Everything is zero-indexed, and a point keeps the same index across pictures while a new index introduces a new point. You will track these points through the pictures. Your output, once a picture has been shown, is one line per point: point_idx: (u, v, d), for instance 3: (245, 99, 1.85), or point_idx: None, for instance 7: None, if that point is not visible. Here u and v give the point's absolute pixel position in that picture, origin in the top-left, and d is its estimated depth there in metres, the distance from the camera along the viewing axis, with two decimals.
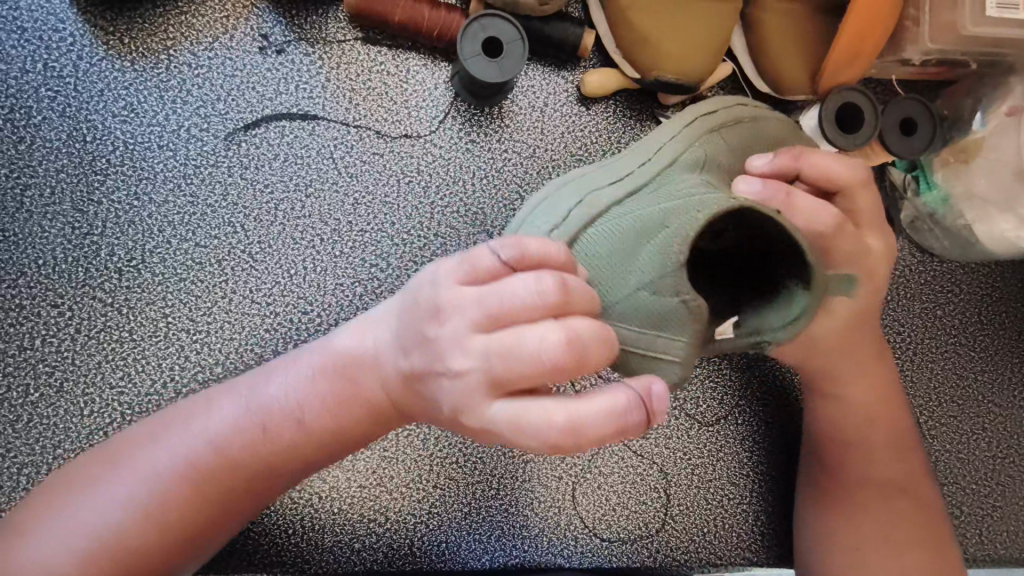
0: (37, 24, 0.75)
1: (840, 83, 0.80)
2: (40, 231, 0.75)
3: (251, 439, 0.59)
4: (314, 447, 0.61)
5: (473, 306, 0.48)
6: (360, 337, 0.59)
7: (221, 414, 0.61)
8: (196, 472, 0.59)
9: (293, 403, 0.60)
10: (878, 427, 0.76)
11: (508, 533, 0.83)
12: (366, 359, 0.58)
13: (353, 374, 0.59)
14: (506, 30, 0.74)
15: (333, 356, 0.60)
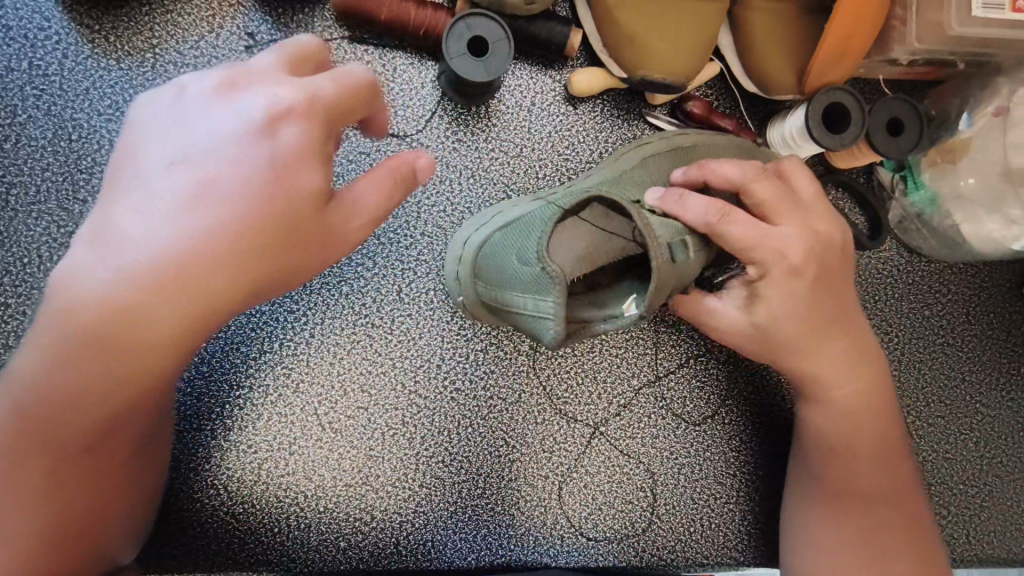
0: (22, 22, 0.75)
1: (826, 83, 0.80)
2: (25, 230, 0.75)
3: (108, 345, 0.54)
4: (182, 296, 0.54)
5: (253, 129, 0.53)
6: (189, 167, 0.53)
7: (35, 358, 0.55)
8: (37, 422, 0.56)
9: (140, 260, 0.53)
10: (865, 427, 0.75)
11: (493, 532, 0.83)
12: (196, 184, 0.53)
13: (198, 221, 0.53)
14: (492, 30, 0.73)
15: (199, 208, 0.53)
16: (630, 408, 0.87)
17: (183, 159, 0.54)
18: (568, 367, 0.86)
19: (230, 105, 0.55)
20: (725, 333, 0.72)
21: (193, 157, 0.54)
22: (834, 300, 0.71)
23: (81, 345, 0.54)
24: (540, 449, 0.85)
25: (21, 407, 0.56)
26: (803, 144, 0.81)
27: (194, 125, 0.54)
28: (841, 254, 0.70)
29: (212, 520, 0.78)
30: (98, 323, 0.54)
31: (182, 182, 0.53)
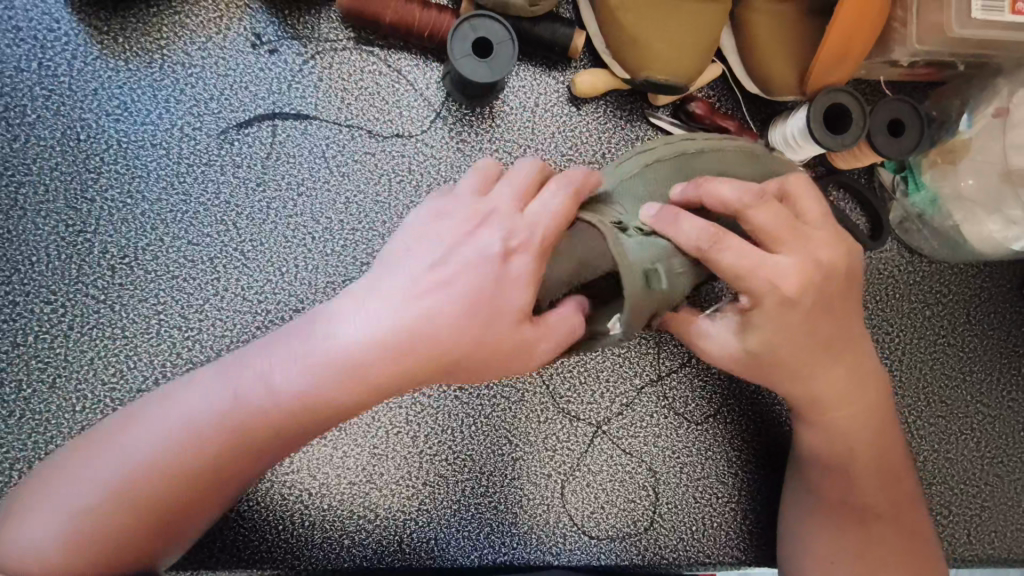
0: (33, 23, 0.76)
1: (826, 84, 0.81)
2: (34, 229, 0.76)
3: (213, 462, 0.54)
4: (313, 421, 0.55)
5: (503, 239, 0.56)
6: (417, 296, 0.54)
7: (142, 452, 0.53)
8: (142, 497, 0.52)
9: (284, 390, 0.53)
10: (863, 446, 0.75)
11: (497, 530, 0.83)
12: (372, 329, 0.53)
13: (413, 336, 0.53)
14: (497, 32, 0.74)
15: (324, 356, 0.53)
16: (633, 406, 0.87)
17: (381, 302, 0.54)
18: (571, 366, 0.86)
19: (450, 238, 0.57)
20: (721, 357, 0.72)
21: (398, 301, 0.54)
22: (832, 323, 0.69)
23: (172, 468, 0.53)
24: (543, 447, 0.85)
25: (77, 529, 0.51)
26: (804, 145, 0.82)
27: (435, 247, 0.56)
28: (847, 281, 0.68)
29: (217, 517, 0.79)
30: (209, 439, 0.53)
31: (391, 314, 0.53)
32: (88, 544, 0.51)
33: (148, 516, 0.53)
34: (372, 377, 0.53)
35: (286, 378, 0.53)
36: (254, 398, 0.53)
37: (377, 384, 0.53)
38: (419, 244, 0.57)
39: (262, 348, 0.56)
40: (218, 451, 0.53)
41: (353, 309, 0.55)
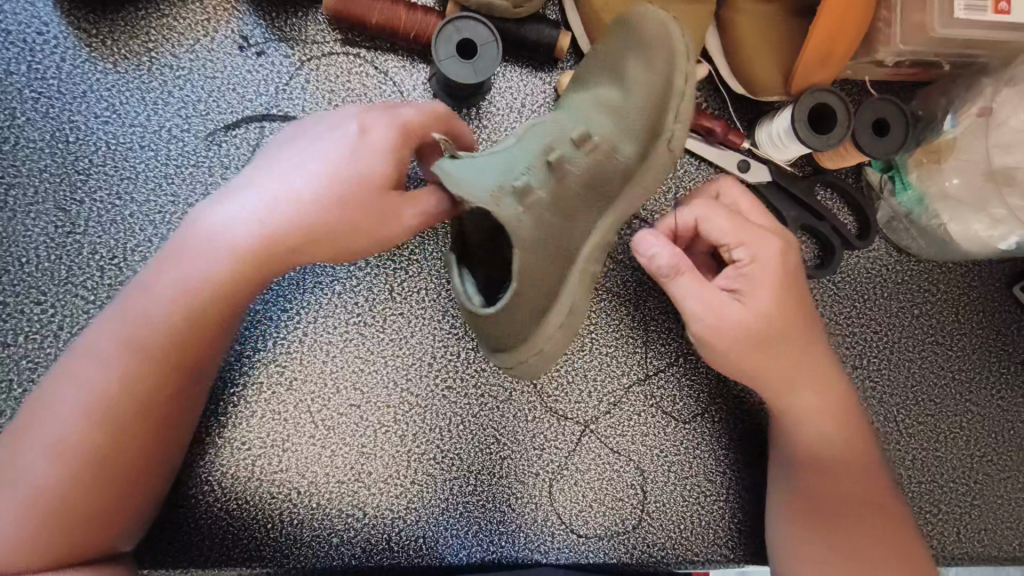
0: (21, 27, 0.77)
1: (811, 83, 0.81)
2: (24, 230, 0.76)
3: (169, 339, 0.64)
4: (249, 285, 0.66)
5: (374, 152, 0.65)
6: (298, 188, 0.64)
7: (72, 407, 0.62)
8: (88, 453, 0.61)
9: (209, 271, 0.64)
10: (843, 446, 0.77)
11: (485, 528, 0.84)
12: (253, 208, 0.64)
13: (317, 214, 0.64)
14: (482, 34, 0.75)
15: (225, 250, 0.64)
16: (621, 405, 0.87)
17: (270, 204, 0.64)
18: (559, 365, 0.87)
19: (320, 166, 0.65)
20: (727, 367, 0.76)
21: (284, 194, 0.65)
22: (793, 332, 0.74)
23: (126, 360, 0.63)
24: (531, 446, 0.85)
25: (34, 517, 0.59)
26: (790, 145, 0.82)
27: (279, 196, 0.64)
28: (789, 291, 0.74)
29: (207, 515, 0.79)
30: (162, 325, 0.64)
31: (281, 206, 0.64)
32: (70, 494, 0.60)
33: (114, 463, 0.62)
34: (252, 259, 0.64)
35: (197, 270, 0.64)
36: (197, 275, 0.64)
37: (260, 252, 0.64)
38: (295, 170, 0.65)
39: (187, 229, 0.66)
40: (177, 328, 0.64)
41: (257, 202, 0.65)
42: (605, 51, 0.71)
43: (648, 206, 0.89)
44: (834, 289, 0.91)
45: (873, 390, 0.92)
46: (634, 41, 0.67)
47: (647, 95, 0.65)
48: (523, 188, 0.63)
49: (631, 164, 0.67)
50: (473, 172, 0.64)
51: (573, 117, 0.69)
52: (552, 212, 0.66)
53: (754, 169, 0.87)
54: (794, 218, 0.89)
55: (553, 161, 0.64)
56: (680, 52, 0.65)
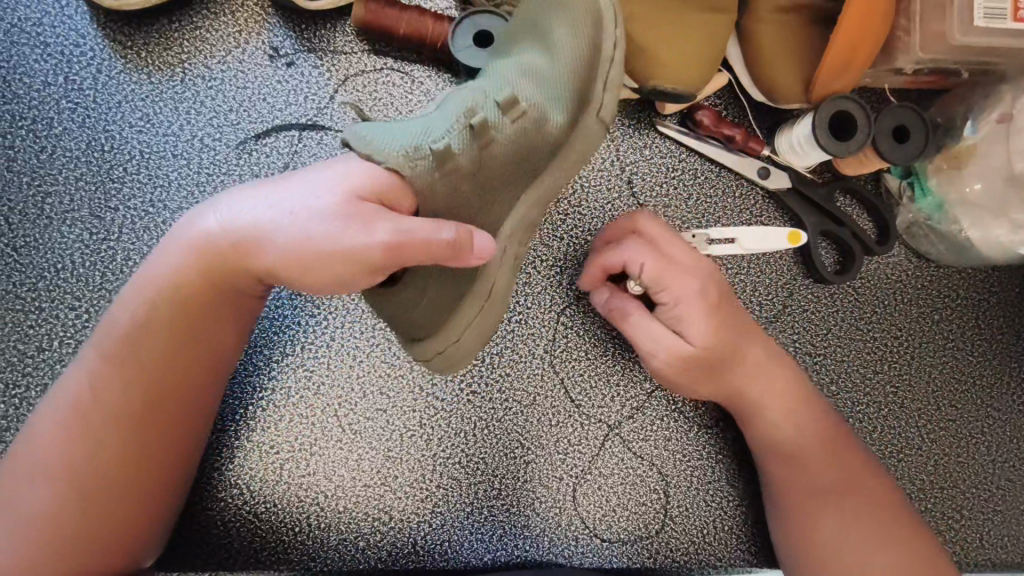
0: (60, 39, 0.79)
1: (833, 91, 0.82)
2: (60, 237, 0.78)
3: (107, 401, 0.63)
4: (188, 335, 0.65)
5: (341, 217, 0.57)
6: (242, 211, 0.61)
7: (50, 446, 0.62)
8: (77, 488, 0.62)
9: (135, 299, 0.64)
10: (813, 443, 0.79)
11: (510, 532, 0.84)
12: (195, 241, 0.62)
13: (244, 237, 0.60)
14: (502, 30, 0.77)
15: (150, 282, 0.64)
16: (644, 410, 0.88)
17: (208, 217, 0.63)
18: (582, 369, 0.87)
19: (277, 192, 0.60)
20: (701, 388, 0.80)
21: (235, 206, 0.61)
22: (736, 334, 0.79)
23: (84, 418, 0.63)
24: (555, 450, 0.86)
25: (33, 542, 0.60)
26: (811, 151, 0.83)
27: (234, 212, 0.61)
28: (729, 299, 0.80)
29: (235, 519, 0.80)
30: (96, 373, 0.64)
31: (218, 216, 0.62)
32: (65, 490, 0.62)
33: (99, 476, 0.62)
34: (193, 289, 0.63)
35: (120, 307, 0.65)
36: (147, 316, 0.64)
37: (200, 297, 0.64)
38: (242, 192, 0.62)
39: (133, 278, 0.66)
40: (116, 388, 0.64)
41: (199, 221, 0.63)
42: (528, 20, 0.73)
43: (670, 212, 0.90)
44: (855, 294, 0.92)
45: (894, 395, 0.92)
46: (559, 4, 0.72)
47: (577, 60, 0.70)
48: (441, 152, 0.60)
49: (561, 129, 0.70)
50: (385, 135, 0.61)
51: (494, 82, 0.68)
52: (467, 180, 0.64)
53: (774, 175, 0.88)
54: (815, 223, 0.89)
55: (478, 124, 0.63)
56: (607, 13, 0.72)
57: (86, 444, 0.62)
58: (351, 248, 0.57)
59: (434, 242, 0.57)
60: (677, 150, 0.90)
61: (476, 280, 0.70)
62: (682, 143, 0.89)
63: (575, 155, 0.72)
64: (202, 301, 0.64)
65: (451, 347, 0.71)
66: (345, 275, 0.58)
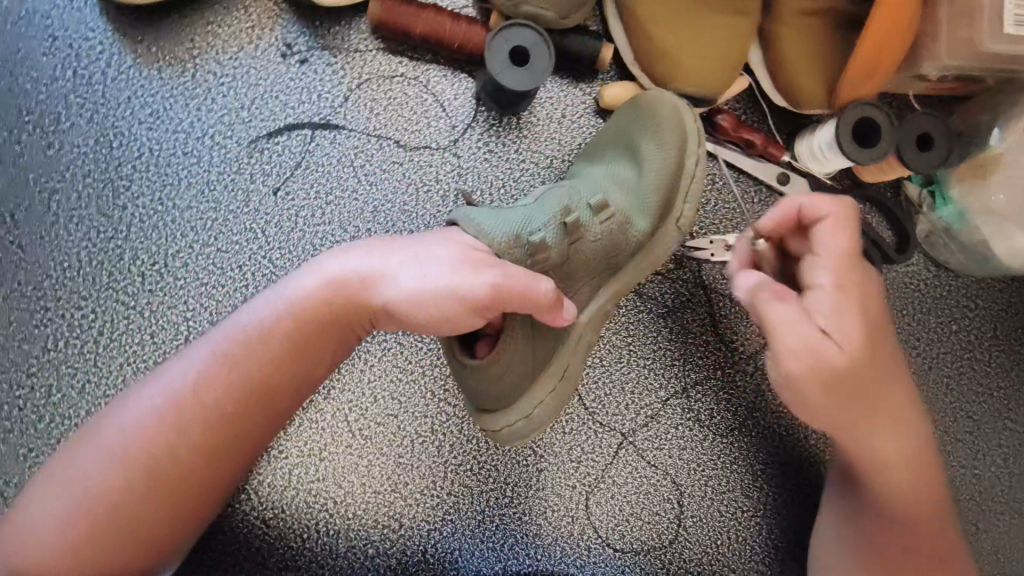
0: (69, 32, 0.77)
1: (857, 97, 0.81)
2: (66, 235, 0.76)
3: (204, 408, 0.57)
4: (302, 357, 0.60)
5: (463, 264, 0.58)
6: (377, 254, 0.61)
7: (121, 429, 0.56)
8: (136, 478, 0.55)
9: (269, 310, 0.60)
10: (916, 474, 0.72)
11: (521, 541, 0.83)
12: (318, 269, 0.62)
13: (370, 283, 0.60)
14: (529, 38, 0.75)
15: (290, 296, 0.60)
16: (658, 418, 0.86)
17: (347, 254, 0.62)
18: (596, 377, 0.86)
19: (420, 244, 0.60)
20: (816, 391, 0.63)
21: (363, 252, 0.62)
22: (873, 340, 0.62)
23: (162, 422, 0.56)
24: (568, 458, 0.85)
25: (77, 523, 0.53)
26: (832, 157, 0.82)
27: (374, 253, 0.61)
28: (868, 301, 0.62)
29: (242, 524, 0.79)
30: (211, 373, 0.58)
31: (359, 257, 0.61)
32: (125, 480, 0.54)
33: (159, 487, 0.56)
34: (305, 307, 0.60)
35: (253, 312, 0.60)
36: (266, 322, 0.59)
37: (326, 319, 0.60)
38: (379, 241, 0.63)
39: (266, 291, 0.62)
40: (218, 384, 0.58)
41: (336, 256, 0.62)
42: (625, 131, 0.75)
43: None
44: None
45: None
46: (650, 123, 0.72)
47: (665, 178, 0.71)
48: (537, 244, 0.63)
49: (643, 237, 0.71)
50: (489, 215, 0.63)
51: (588, 185, 0.71)
52: (558, 268, 0.67)
53: (793, 180, 0.87)
54: None
55: (573, 224, 0.65)
56: (692, 132, 0.72)
57: (146, 444, 0.55)
58: (459, 294, 0.57)
59: (533, 292, 0.58)
60: None
61: (550, 362, 0.70)
62: None
63: (645, 262, 0.73)
64: (324, 319, 0.60)
65: (550, 398, 0.70)
66: (454, 318, 0.58)
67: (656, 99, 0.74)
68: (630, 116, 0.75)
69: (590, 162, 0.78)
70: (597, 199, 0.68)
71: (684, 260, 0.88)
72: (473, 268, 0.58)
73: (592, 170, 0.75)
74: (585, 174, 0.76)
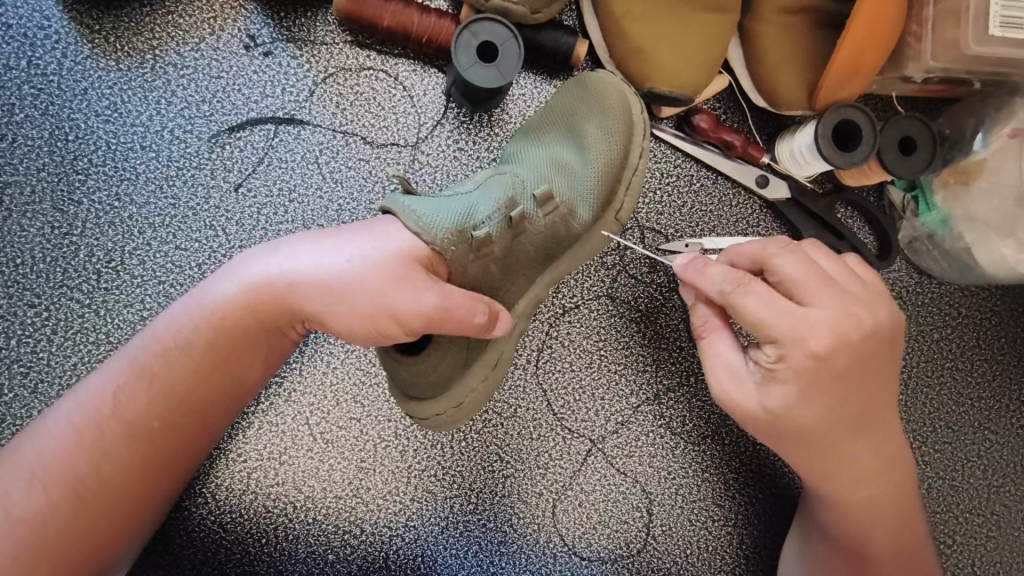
0: (23, 21, 0.74)
1: (837, 99, 0.78)
2: (19, 230, 0.74)
3: (129, 423, 0.58)
4: (230, 366, 0.61)
5: (401, 273, 0.56)
6: (302, 257, 0.59)
7: (47, 450, 0.56)
8: (69, 498, 0.56)
9: (187, 320, 0.60)
10: (879, 498, 0.71)
11: (485, 548, 0.81)
12: (238, 274, 0.60)
13: (298, 290, 0.58)
14: (498, 33, 0.72)
15: (207, 305, 0.60)
16: (629, 425, 0.85)
17: (268, 259, 0.60)
18: (566, 382, 0.84)
19: (348, 246, 0.59)
20: (762, 424, 0.65)
21: (287, 255, 0.60)
22: (820, 387, 0.61)
23: (84, 437, 0.57)
24: (535, 465, 0.83)
25: (12, 545, 0.54)
26: (811, 161, 0.79)
27: (292, 254, 0.60)
28: (836, 353, 0.60)
29: (199, 528, 0.77)
30: (132, 388, 0.58)
31: (280, 261, 0.60)
32: (57, 502, 0.55)
33: (87, 502, 0.56)
34: (225, 318, 0.59)
35: (172, 322, 0.60)
36: (186, 335, 0.59)
37: (250, 329, 0.60)
38: (300, 239, 0.61)
39: (182, 300, 0.61)
40: (143, 399, 0.58)
41: (255, 260, 0.61)
42: (567, 114, 0.76)
43: (662, 220, 0.86)
44: None
45: None
46: (599, 109, 0.74)
47: (609, 166, 0.73)
48: (482, 239, 0.61)
49: (584, 226, 0.72)
50: (430, 209, 0.60)
51: (533, 175, 0.70)
52: (497, 260, 0.65)
53: (772, 184, 0.84)
54: (813, 235, 0.85)
55: (518, 218, 0.64)
56: (638, 127, 0.75)
57: (75, 461, 0.56)
58: (400, 309, 0.56)
59: (475, 306, 0.59)
60: (672, 155, 0.86)
61: (483, 351, 0.68)
62: (676, 146, 0.85)
63: (582, 251, 0.74)
64: (248, 331, 0.60)
65: (482, 385, 0.69)
66: (392, 330, 0.57)
67: (608, 90, 0.75)
68: (578, 103, 0.76)
69: (528, 141, 0.76)
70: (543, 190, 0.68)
71: (659, 263, 0.86)
72: (401, 277, 0.56)
73: (536, 155, 0.73)
74: (526, 156, 0.73)
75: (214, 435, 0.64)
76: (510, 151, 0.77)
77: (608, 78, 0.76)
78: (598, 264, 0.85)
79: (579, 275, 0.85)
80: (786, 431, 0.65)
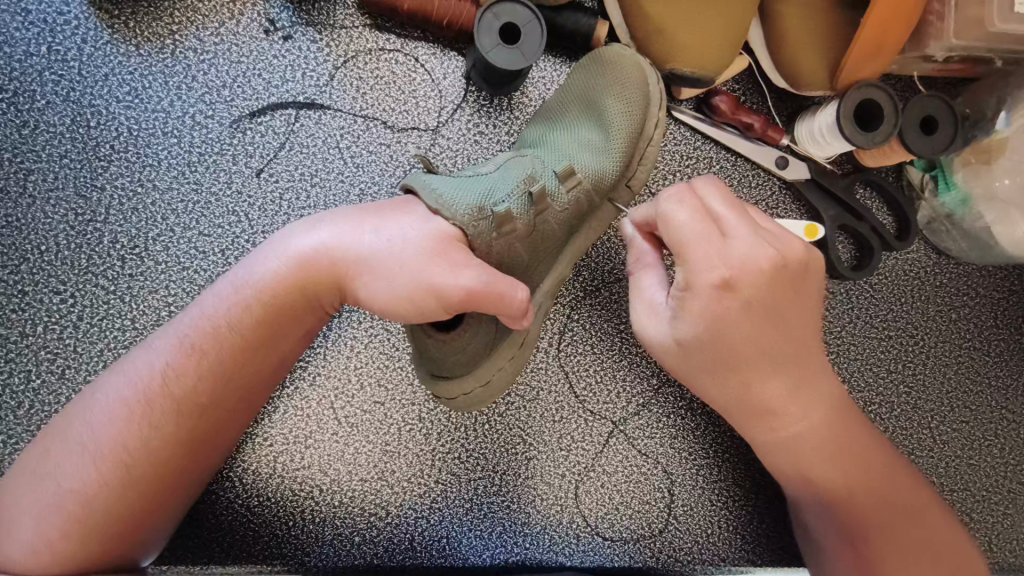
0: (41, 6, 0.74)
1: (860, 79, 0.78)
2: (44, 217, 0.74)
3: (177, 400, 0.58)
4: (273, 344, 0.61)
5: (438, 254, 0.56)
6: (346, 235, 0.59)
7: (99, 426, 0.57)
8: (118, 473, 0.56)
9: (232, 298, 0.60)
10: (833, 440, 0.68)
11: (509, 530, 0.82)
12: (279, 250, 0.60)
13: (341, 268, 0.58)
14: (521, 14, 0.71)
15: (252, 282, 0.59)
16: (650, 406, 0.85)
17: (311, 233, 0.60)
18: (588, 364, 0.84)
19: (390, 224, 0.58)
20: (687, 366, 0.64)
21: (332, 229, 0.59)
22: (732, 316, 0.60)
23: (134, 413, 0.57)
24: (558, 447, 0.83)
25: (59, 517, 0.54)
26: (830, 142, 0.80)
27: (333, 230, 0.59)
28: (742, 278, 0.59)
29: (227, 512, 0.78)
30: (181, 365, 0.58)
31: (324, 237, 0.59)
32: (109, 476, 0.56)
33: (137, 479, 0.57)
34: (270, 294, 0.59)
35: (217, 300, 0.60)
36: (229, 312, 0.59)
37: (295, 306, 0.60)
38: (343, 214, 0.61)
39: (228, 277, 0.61)
40: (191, 375, 0.58)
41: (301, 235, 0.60)
42: (583, 91, 0.76)
43: None
44: (871, 291, 0.89)
45: (907, 395, 0.89)
46: (616, 85, 0.74)
47: (627, 142, 0.73)
48: (502, 215, 0.61)
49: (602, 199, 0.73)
50: (450, 188, 0.61)
51: (551, 155, 0.70)
52: (523, 241, 0.65)
53: (791, 165, 0.84)
54: (833, 217, 0.86)
55: (537, 194, 0.64)
56: (655, 98, 0.74)
57: (127, 435, 0.57)
58: (432, 287, 0.55)
59: (513, 296, 0.56)
60: (691, 138, 0.86)
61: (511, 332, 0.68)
62: (696, 129, 0.85)
63: (600, 225, 0.75)
64: (291, 307, 0.60)
65: (510, 363, 0.70)
66: (430, 311, 0.57)
67: (624, 65, 0.75)
68: (593, 80, 0.75)
69: (546, 122, 0.76)
70: (562, 169, 0.68)
71: None
72: (435, 254, 0.56)
73: (554, 136, 0.74)
74: (544, 138, 0.74)
75: (252, 410, 0.65)
76: (527, 137, 0.77)
77: (623, 52, 0.75)
78: (618, 247, 0.85)
79: (599, 258, 0.85)
80: (705, 370, 0.64)
